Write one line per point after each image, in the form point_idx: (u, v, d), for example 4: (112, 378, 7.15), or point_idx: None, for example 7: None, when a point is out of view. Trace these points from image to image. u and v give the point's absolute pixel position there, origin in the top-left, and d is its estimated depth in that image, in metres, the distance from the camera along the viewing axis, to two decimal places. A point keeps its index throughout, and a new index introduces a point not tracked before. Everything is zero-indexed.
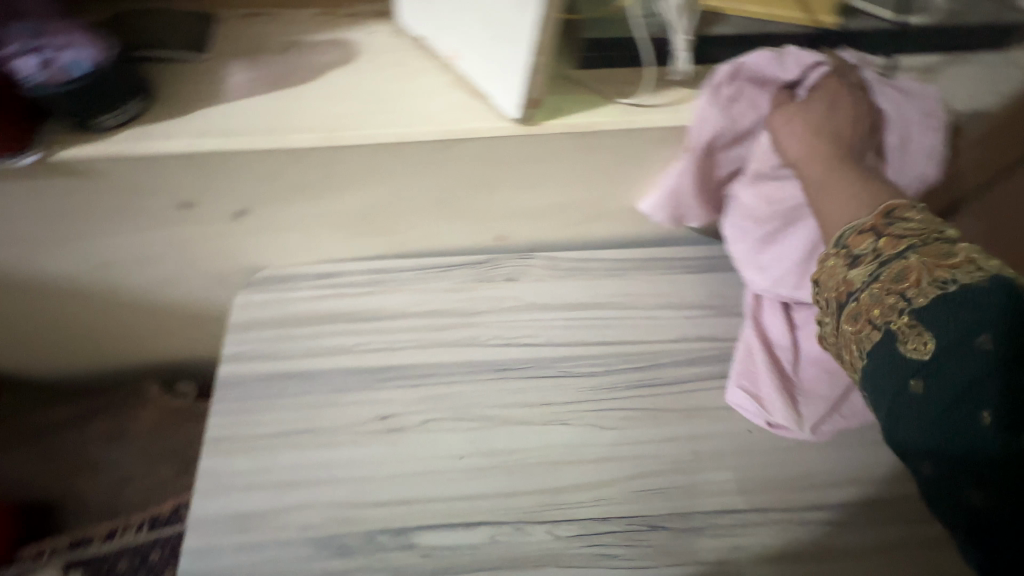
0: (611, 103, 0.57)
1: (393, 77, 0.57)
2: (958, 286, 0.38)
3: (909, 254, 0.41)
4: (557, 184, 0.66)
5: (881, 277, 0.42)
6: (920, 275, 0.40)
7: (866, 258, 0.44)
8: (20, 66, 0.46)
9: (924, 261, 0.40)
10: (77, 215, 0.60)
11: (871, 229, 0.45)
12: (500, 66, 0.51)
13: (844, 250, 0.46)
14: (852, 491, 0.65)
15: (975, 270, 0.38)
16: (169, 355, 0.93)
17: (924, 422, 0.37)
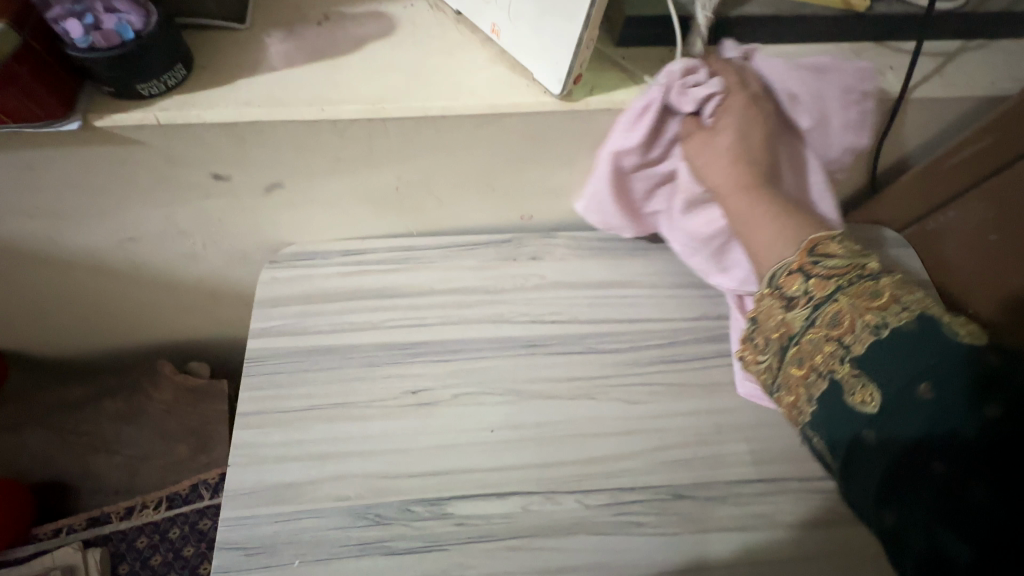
0: (648, 81, 0.58)
1: (432, 51, 0.57)
2: (887, 330, 0.42)
3: (838, 297, 0.46)
4: (587, 162, 0.67)
5: (818, 321, 0.47)
6: (853, 320, 0.44)
7: (799, 301, 0.48)
8: (70, 28, 0.45)
9: (857, 306, 0.45)
10: (109, 186, 0.60)
11: (798, 271, 0.49)
12: (544, 40, 0.52)
13: (778, 290, 0.50)
14: None
15: (901, 311, 0.43)
16: (185, 333, 0.92)
17: (880, 475, 0.38)
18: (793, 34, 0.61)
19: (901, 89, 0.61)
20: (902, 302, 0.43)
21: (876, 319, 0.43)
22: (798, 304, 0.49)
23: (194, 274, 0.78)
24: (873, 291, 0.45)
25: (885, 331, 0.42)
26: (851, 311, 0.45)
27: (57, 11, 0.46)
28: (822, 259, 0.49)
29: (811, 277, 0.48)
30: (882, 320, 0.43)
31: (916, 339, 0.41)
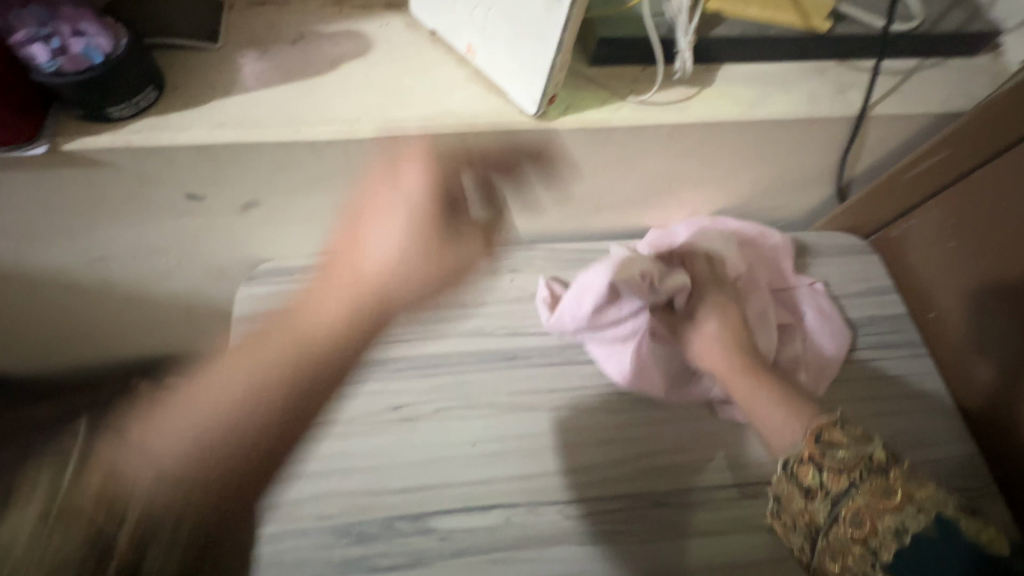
0: (621, 101, 0.59)
1: (408, 72, 0.57)
2: (910, 537, 0.41)
3: (854, 496, 0.44)
4: (563, 178, 0.68)
5: (840, 518, 0.44)
6: (873, 522, 0.42)
7: (817, 493, 0.46)
8: (34, 53, 0.44)
9: (868, 506, 0.43)
10: (79, 207, 0.59)
11: (809, 459, 0.47)
12: (519, 62, 0.53)
13: (794, 477, 0.48)
14: None
15: (918, 513, 0.41)
16: (161, 349, 0.90)
17: None
18: (759, 53, 0.63)
19: (862, 107, 0.63)
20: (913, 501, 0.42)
21: (891, 526, 0.41)
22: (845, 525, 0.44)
23: (170, 291, 0.77)
24: (884, 488, 0.43)
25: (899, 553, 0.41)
26: (902, 487, 0.42)
27: (22, 35, 0.44)
28: (830, 447, 0.46)
29: None
30: (896, 531, 0.41)
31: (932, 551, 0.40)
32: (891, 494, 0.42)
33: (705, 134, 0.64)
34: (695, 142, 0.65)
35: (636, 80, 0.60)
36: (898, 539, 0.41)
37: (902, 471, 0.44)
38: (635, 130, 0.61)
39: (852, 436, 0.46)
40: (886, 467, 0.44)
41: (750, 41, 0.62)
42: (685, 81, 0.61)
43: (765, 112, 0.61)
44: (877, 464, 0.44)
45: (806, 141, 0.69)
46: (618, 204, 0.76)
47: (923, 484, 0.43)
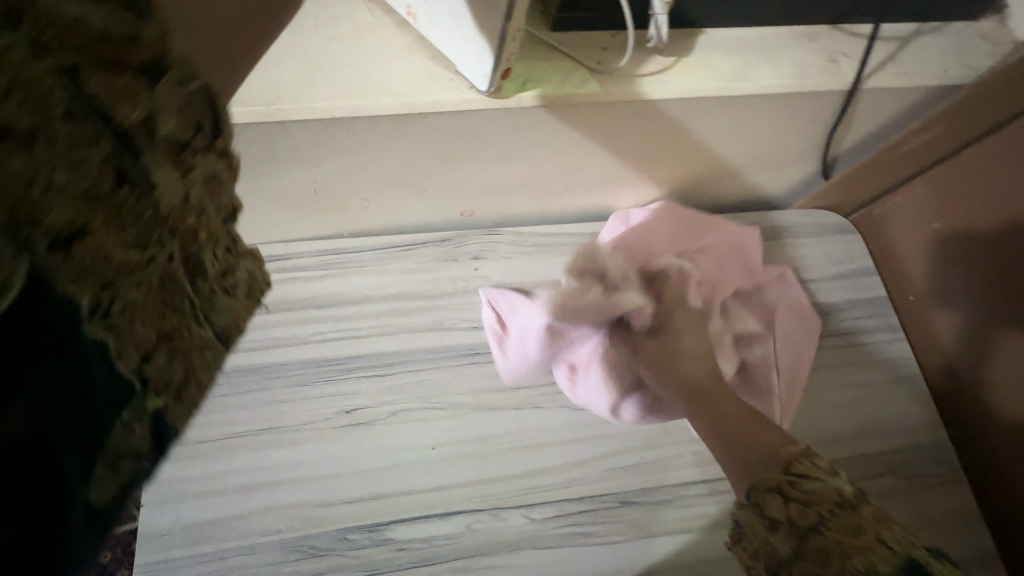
0: (588, 73, 0.52)
1: (339, 38, 0.49)
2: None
3: (822, 530, 0.40)
4: (526, 158, 0.62)
5: (805, 556, 0.40)
6: (837, 560, 0.38)
7: (780, 527, 0.42)
8: None
9: (840, 548, 0.39)
10: None
11: (776, 488, 0.43)
12: (465, 29, 0.45)
13: (758, 507, 0.44)
14: None
15: (887, 553, 0.38)
16: None
17: None
18: (744, 15, 0.56)
19: (855, 79, 0.57)
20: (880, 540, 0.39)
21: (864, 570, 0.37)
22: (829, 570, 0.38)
23: None
24: (856, 527, 0.40)
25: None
26: (874, 529, 0.39)
27: None
28: (799, 480, 0.43)
29: None
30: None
31: None
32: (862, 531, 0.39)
33: (682, 109, 0.57)
34: (671, 118, 0.58)
35: (606, 47, 0.53)
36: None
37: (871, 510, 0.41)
38: (604, 105, 0.53)
39: (823, 471, 0.43)
40: (854, 502, 0.42)
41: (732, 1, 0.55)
42: (661, 50, 0.54)
43: (748, 85, 0.54)
44: (846, 501, 0.42)
45: (791, 115, 0.63)
46: (588, 185, 0.70)
47: (892, 524, 0.40)
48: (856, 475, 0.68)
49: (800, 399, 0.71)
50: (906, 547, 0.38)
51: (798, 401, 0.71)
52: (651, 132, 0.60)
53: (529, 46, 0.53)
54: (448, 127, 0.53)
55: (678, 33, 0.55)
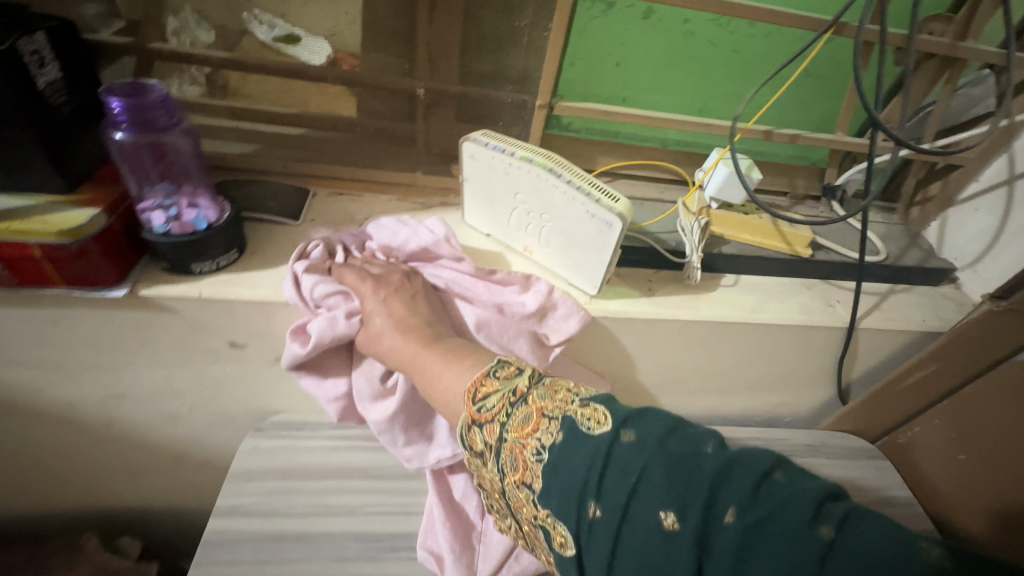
0: (642, 298, 0.66)
1: (486, 254, 0.66)
2: (596, 431, 0.37)
3: (534, 446, 0.39)
4: (601, 358, 0.72)
5: (506, 471, 0.40)
6: (524, 467, 0.39)
7: (537, 460, 0.38)
8: (150, 218, 0.51)
9: (517, 442, 0.40)
10: (118, 348, 0.60)
11: (522, 459, 0.39)
12: (573, 265, 0.62)
13: (529, 490, 0.39)
14: None
15: (552, 428, 0.39)
16: (152, 496, 0.86)
17: (616, 560, 0.34)
18: (760, 268, 0.72)
19: (852, 321, 0.71)
20: (554, 416, 0.39)
21: (535, 446, 0.39)
22: (486, 460, 0.43)
23: (171, 433, 0.75)
24: (524, 415, 0.41)
25: (545, 454, 0.38)
26: (537, 408, 0.41)
27: (148, 204, 0.52)
28: (529, 420, 0.40)
29: (502, 434, 0.41)
30: (543, 440, 0.39)
31: (577, 435, 0.38)
32: (496, 424, 0.42)
33: (716, 331, 0.69)
34: (717, 337, 0.70)
35: (651, 288, 0.67)
36: (542, 454, 0.38)
37: (565, 403, 0.40)
38: (662, 321, 0.66)
39: (500, 381, 0.45)
40: (528, 394, 0.42)
41: (750, 259, 0.71)
42: (693, 287, 0.69)
43: (766, 316, 0.68)
44: (518, 397, 0.42)
45: (809, 343, 0.74)
46: (636, 387, 0.78)
47: (555, 394, 0.42)
48: None
49: None
50: (561, 409, 0.40)
51: None
52: (690, 360, 0.74)
53: (581, 305, 0.63)
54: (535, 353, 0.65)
55: (715, 272, 0.72)
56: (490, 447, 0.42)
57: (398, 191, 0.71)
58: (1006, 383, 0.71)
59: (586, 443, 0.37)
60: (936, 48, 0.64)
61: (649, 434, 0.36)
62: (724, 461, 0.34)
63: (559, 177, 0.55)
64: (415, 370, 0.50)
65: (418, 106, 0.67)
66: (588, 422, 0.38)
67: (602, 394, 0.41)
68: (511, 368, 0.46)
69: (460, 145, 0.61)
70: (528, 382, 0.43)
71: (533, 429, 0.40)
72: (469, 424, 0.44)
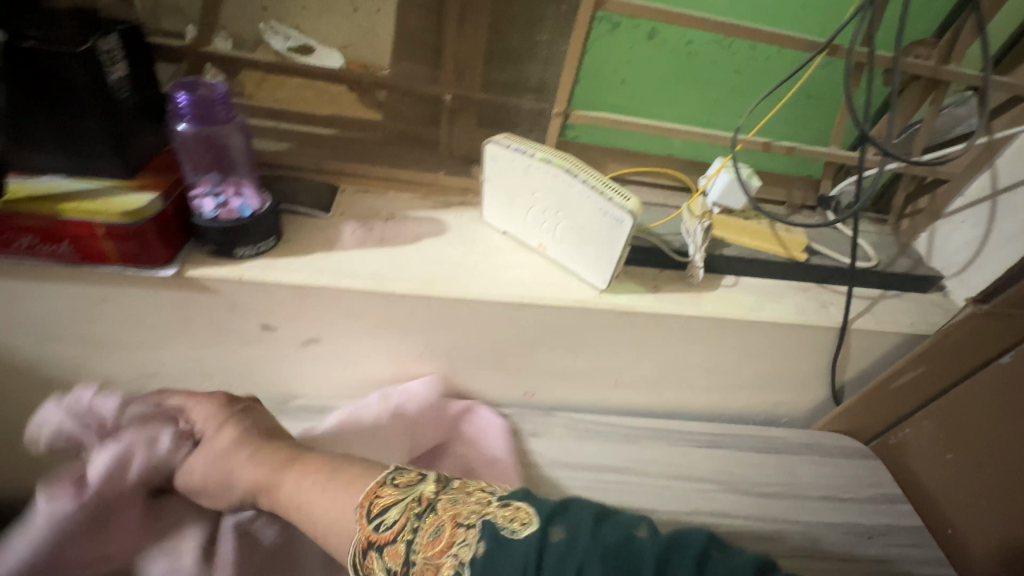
0: (647, 294, 0.70)
1: (502, 249, 0.71)
2: (517, 532, 0.40)
3: (443, 562, 0.40)
4: (606, 352, 0.76)
5: None
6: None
7: (449, 569, 0.40)
8: (201, 204, 0.56)
9: (429, 561, 0.41)
10: (156, 328, 0.64)
11: (434, 569, 0.40)
12: (585, 261, 0.66)
13: None
14: None
15: (463, 536, 0.41)
16: None
17: None
18: (759, 270, 0.77)
19: (843, 322, 0.75)
20: (462, 528, 0.42)
21: (450, 561, 0.40)
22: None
23: None
24: (434, 528, 0.42)
25: (465, 570, 0.39)
26: (447, 519, 0.43)
27: (200, 191, 0.57)
28: (432, 534, 0.42)
29: (406, 560, 0.42)
30: (460, 554, 0.40)
31: (499, 547, 0.40)
32: (405, 547, 0.42)
33: (717, 328, 0.74)
34: (716, 334, 0.75)
35: (656, 286, 0.72)
36: (459, 570, 0.39)
37: (472, 507, 0.44)
38: (666, 317, 0.71)
39: (400, 490, 0.47)
40: (434, 503, 0.45)
41: (749, 261, 0.75)
42: (695, 285, 0.74)
43: (764, 315, 0.73)
44: (424, 505, 0.45)
45: (802, 343, 0.78)
46: (638, 382, 0.82)
47: (466, 498, 0.45)
48: None
49: None
50: (478, 514, 0.43)
51: None
52: (691, 356, 0.78)
53: (591, 298, 0.67)
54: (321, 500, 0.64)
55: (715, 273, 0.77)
56: (400, 564, 0.42)
57: (418, 191, 0.76)
58: (995, 385, 0.76)
59: (524, 553, 0.39)
60: (922, 70, 0.70)
61: (579, 542, 0.39)
62: (658, 544, 0.40)
63: (576, 177, 0.60)
64: (229, 465, 0.57)
65: (442, 111, 0.72)
66: (510, 525, 0.41)
67: (517, 492, 0.45)
68: (416, 480, 0.48)
69: (484, 147, 0.66)
70: (440, 490, 0.46)
71: (439, 546, 0.41)
72: (367, 550, 0.44)
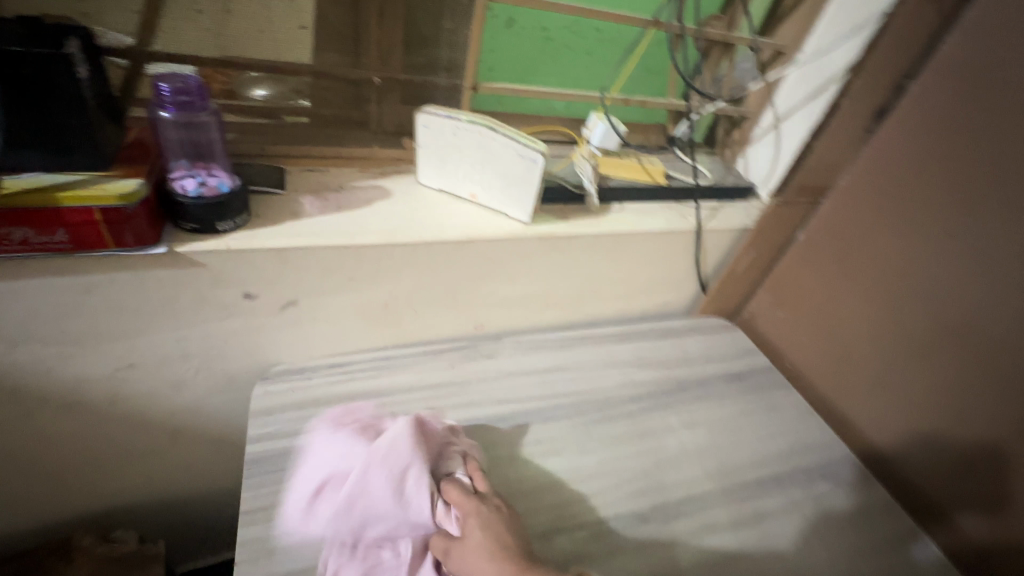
0: (559, 222, 0.90)
1: (441, 202, 0.86)
2: None
3: None
4: (535, 277, 0.95)
5: None
6: None
7: None
8: (182, 185, 0.63)
9: None
10: (139, 315, 0.69)
11: None
12: (511, 200, 0.83)
13: None
14: (769, 468, 0.90)
15: None
16: (145, 488, 0.91)
17: None
18: (637, 196, 1.01)
19: (698, 225, 1.03)
20: None
21: None
22: None
23: (173, 403, 0.82)
24: None
25: None
26: None
27: (176, 176, 0.64)
28: None
29: None
30: None
31: None
32: None
33: (614, 242, 0.96)
34: (613, 248, 0.97)
35: (565, 216, 0.92)
36: None
37: None
38: (576, 238, 0.91)
39: None
40: None
41: (629, 189, 0.99)
42: (592, 211, 0.95)
43: (644, 227, 0.97)
44: None
45: (674, 247, 1.05)
46: (562, 299, 1.02)
47: None
48: (800, 481, 0.90)
49: (731, 427, 0.95)
50: None
51: (741, 435, 0.94)
52: (598, 270, 1.00)
53: (520, 230, 0.85)
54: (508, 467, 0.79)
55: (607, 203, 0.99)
56: None
57: (357, 164, 0.87)
58: (799, 254, 1.09)
59: None
60: (718, 37, 0.97)
61: None
62: None
63: (496, 132, 0.77)
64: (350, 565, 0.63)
65: (371, 92, 0.84)
66: None
67: None
68: None
69: (416, 118, 0.80)
70: None
71: None
72: None
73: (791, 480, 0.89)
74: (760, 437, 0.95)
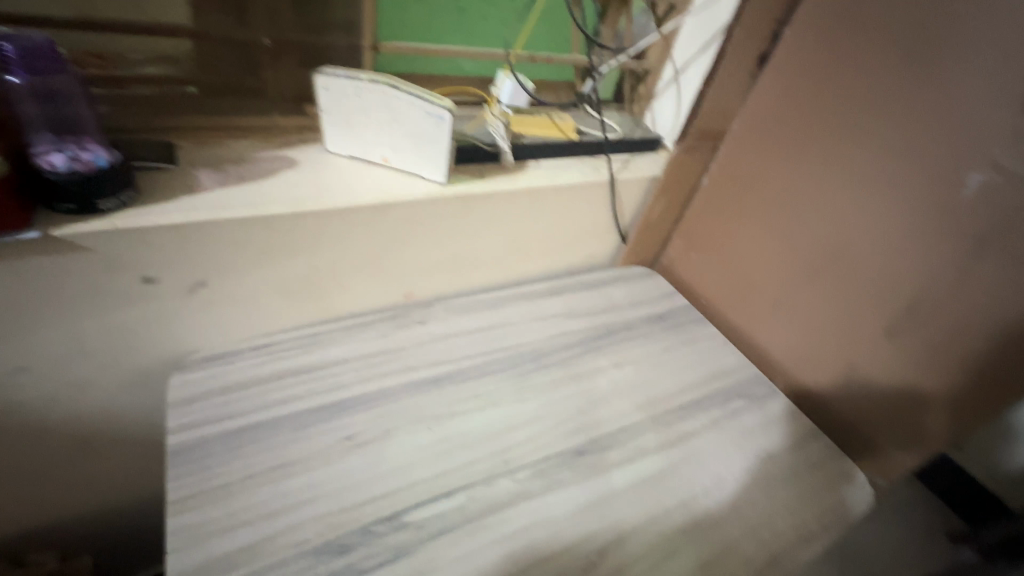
0: (476, 181, 0.91)
1: (352, 168, 0.83)
2: None
3: None
4: (458, 239, 0.96)
5: None
6: None
7: None
8: (49, 162, 0.57)
9: None
10: (19, 312, 0.62)
11: None
12: (424, 160, 0.83)
13: None
14: (690, 394, 0.98)
15: None
16: (59, 504, 0.84)
17: None
18: (551, 151, 1.03)
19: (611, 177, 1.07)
20: None
21: None
22: None
23: (76, 408, 0.76)
24: None
25: None
26: None
27: (41, 152, 0.58)
28: None
29: None
30: None
31: None
32: None
33: (532, 197, 0.98)
34: (532, 204, 1.00)
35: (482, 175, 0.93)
36: None
37: None
38: (495, 196, 0.93)
39: None
40: None
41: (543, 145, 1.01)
42: (508, 168, 0.97)
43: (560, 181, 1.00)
44: None
45: (591, 200, 1.09)
46: (488, 260, 1.04)
47: None
48: (718, 401, 0.98)
49: (655, 363, 1.02)
50: None
51: (665, 368, 1.02)
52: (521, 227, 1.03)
53: (437, 191, 0.85)
54: (447, 423, 0.81)
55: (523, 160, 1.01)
56: None
57: (256, 135, 0.82)
58: (705, 197, 1.18)
59: None
60: None
61: None
62: None
63: (399, 90, 0.76)
64: None
65: (264, 55, 0.80)
66: None
67: None
68: None
69: (315, 80, 0.77)
70: None
71: None
72: None
73: (709, 401, 0.98)
74: (682, 368, 1.03)
